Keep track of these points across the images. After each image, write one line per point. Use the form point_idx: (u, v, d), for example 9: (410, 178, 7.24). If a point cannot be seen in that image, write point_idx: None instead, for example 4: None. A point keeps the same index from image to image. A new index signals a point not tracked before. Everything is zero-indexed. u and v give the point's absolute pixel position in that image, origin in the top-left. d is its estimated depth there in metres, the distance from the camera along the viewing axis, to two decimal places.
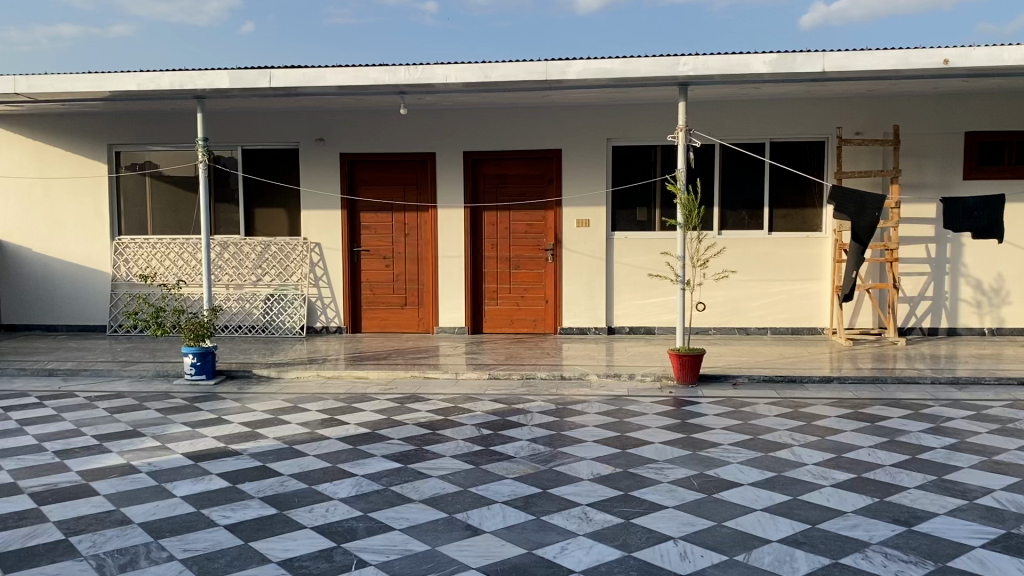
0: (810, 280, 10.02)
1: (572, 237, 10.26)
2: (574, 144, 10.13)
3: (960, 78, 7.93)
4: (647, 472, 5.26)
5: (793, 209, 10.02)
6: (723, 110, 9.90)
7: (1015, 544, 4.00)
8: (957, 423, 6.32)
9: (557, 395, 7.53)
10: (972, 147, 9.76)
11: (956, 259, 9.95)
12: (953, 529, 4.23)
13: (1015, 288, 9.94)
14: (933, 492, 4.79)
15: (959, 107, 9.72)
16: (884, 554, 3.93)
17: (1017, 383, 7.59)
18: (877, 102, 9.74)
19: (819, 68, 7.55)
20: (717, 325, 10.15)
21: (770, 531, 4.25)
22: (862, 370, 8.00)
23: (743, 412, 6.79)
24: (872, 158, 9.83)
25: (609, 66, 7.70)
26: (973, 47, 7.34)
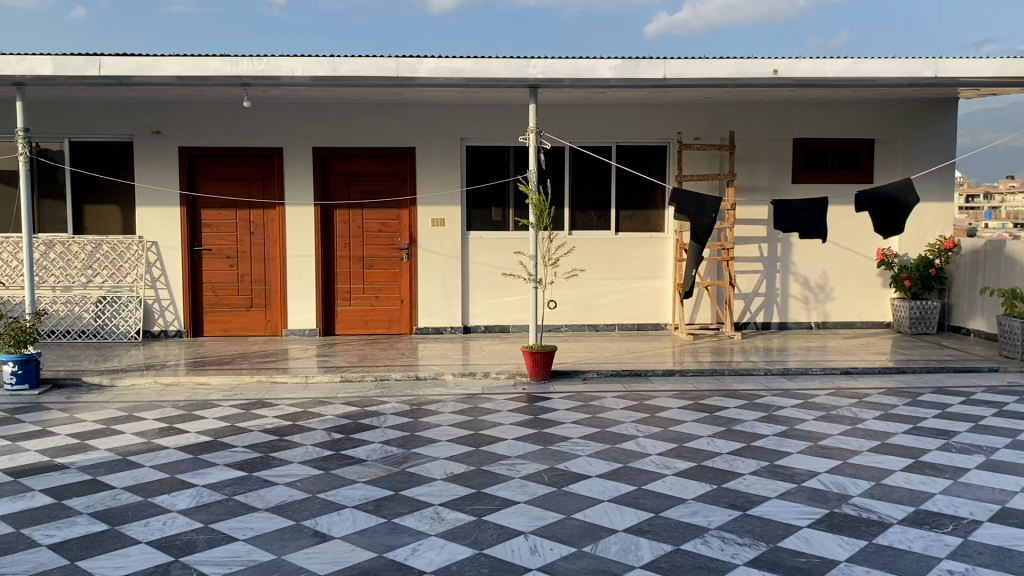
0: (654, 278, 10.42)
1: (426, 236, 10.20)
2: (427, 142, 10.09)
3: (787, 88, 8.45)
4: (499, 469, 5.30)
5: (638, 209, 10.38)
6: (572, 113, 10.12)
7: (837, 523, 4.30)
8: (787, 411, 6.74)
9: (410, 395, 7.47)
10: (799, 152, 10.44)
11: (786, 258, 10.61)
12: (783, 511, 4.50)
13: (838, 284, 10.71)
14: (766, 477, 5.08)
15: (787, 115, 10.37)
16: (721, 538, 4.12)
17: (839, 371, 8.17)
18: (714, 109, 10.25)
19: (660, 74, 7.83)
20: (569, 322, 10.38)
21: (616, 521, 4.38)
22: (703, 364, 8.39)
23: (592, 406, 6.98)
24: (710, 162, 10.33)
25: (460, 65, 7.71)
26: (798, 59, 7.84)
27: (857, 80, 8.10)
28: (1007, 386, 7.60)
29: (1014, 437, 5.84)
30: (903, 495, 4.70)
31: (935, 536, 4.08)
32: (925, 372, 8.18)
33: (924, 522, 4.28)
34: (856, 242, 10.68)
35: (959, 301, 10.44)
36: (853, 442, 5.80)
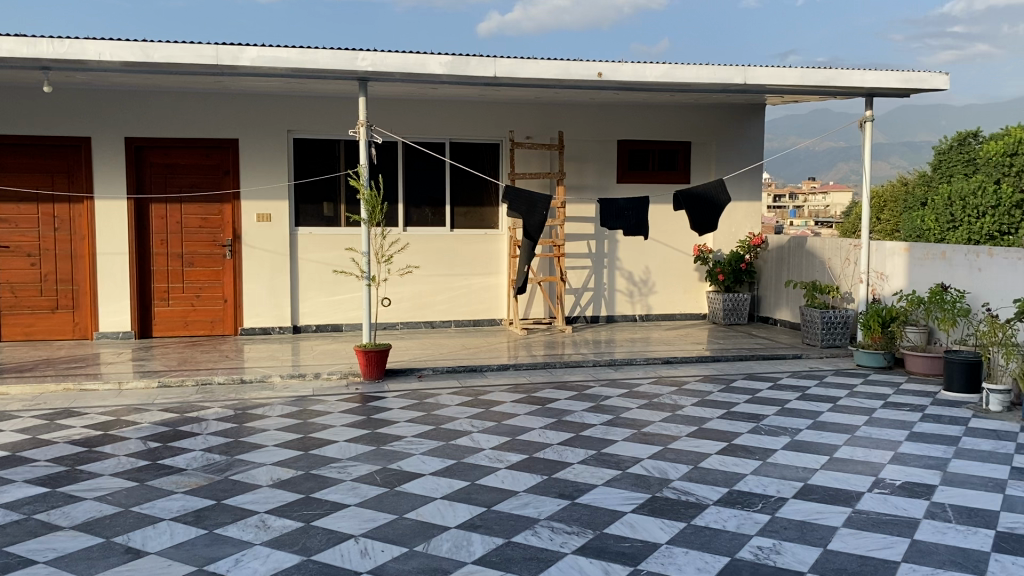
0: (488, 274, 10.51)
1: (252, 232, 9.80)
2: (252, 134, 9.69)
3: (612, 90, 8.75)
4: (329, 472, 5.16)
5: (472, 206, 10.43)
6: (404, 108, 10.01)
7: (659, 507, 4.49)
8: (614, 400, 6.99)
9: (235, 399, 7.14)
10: (624, 153, 10.85)
11: (613, 253, 11.00)
12: (609, 497, 4.65)
13: (660, 278, 11.23)
14: (593, 465, 5.23)
15: (613, 116, 10.74)
16: (551, 528, 4.20)
17: (661, 361, 8.56)
18: (544, 108, 10.45)
19: (491, 72, 7.90)
20: (403, 320, 10.28)
21: (448, 518, 4.37)
22: (535, 357, 8.55)
23: (425, 404, 6.94)
24: (540, 161, 10.53)
25: (285, 55, 7.45)
26: (621, 62, 8.13)
27: (675, 84, 8.50)
28: (808, 371, 8.24)
29: (814, 418, 6.33)
30: (718, 476, 4.98)
31: (746, 514, 4.35)
32: (738, 360, 8.72)
33: (737, 501, 4.55)
34: (676, 238, 11.24)
35: (768, 293, 11.24)
36: (673, 428, 6.09)
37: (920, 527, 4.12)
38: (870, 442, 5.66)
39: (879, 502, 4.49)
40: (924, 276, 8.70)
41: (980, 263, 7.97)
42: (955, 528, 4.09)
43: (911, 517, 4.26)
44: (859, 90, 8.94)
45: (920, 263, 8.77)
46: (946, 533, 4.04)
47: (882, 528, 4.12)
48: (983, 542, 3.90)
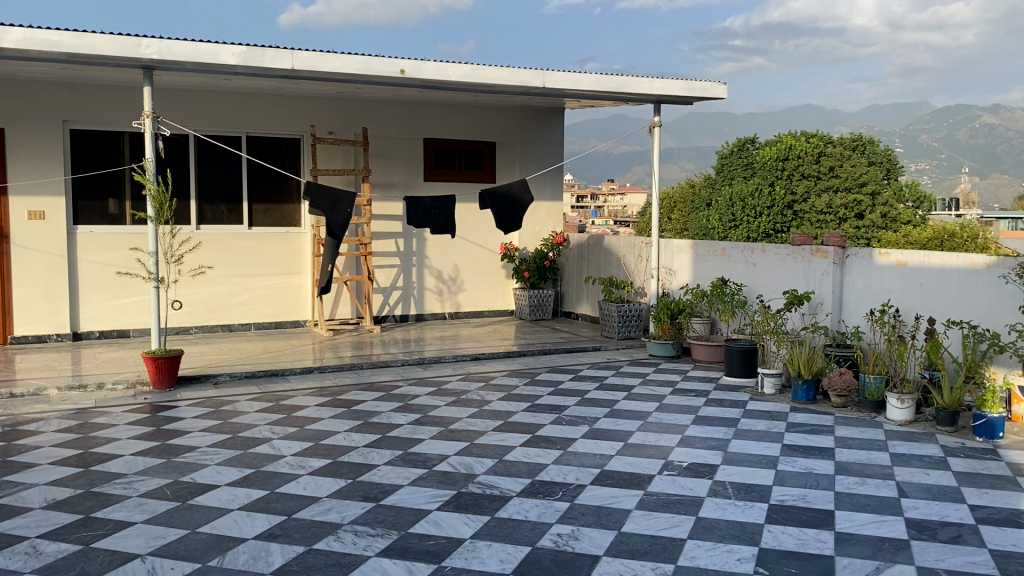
0: (290, 274, 10.19)
1: (23, 231, 8.94)
2: (21, 124, 8.82)
3: (415, 88, 8.72)
4: (113, 489, 4.78)
5: (271, 204, 10.06)
6: (196, 100, 9.47)
7: (464, 502, 4.53)
8: (422, 399, 6.98)
9: (4, 415, 6.47)
10: (428, 151, 10.86)
11: (420, 252, 10.98)
12: (414, 497, 4.63)
13: (467, 276, 11.36)
14: (399, 466, 5.19)
15: (417, 114, 10.72)
16: (354, 532, 4.13)
17: (469, 358, 8.64)
18: (346, 104, 10.25)
19: (288, 65, 7.64)
20: (198, 323, 9.74)
21: (246, 529, 4.18)
22: (342, 359, 8.38)
23: (223, 411, 6.61)
24: (343, 158, 10.31)
25: (57, 38, 6.81)
26: (424, 60, 8.12)
27: (478, 85, 8.61)
28: (606, 362, 8.62)
29: (612, 407, 6.63)
30: (522, 468, 5.10)
31: (547, 503, 4.48)
32: (542, 353, 8.97)
33: (539, 491, 4.67)
34: (481, 237, 11.42)
35: (570, 289, 11.67)
36: (480, 423, 6.17)
37: (704, 505, 4.41)
38: (661, 427, 5.99)
39: (668, 484, 4.77)
40: (707, 271, 9.36)
41: (754, 258, 8.67)
42: (734, 504, 4.41)
43: (696, 495, 4.56)
44: (648, 97, 9.45)
45: (703, 259, 9.41)
46: (726, 509, 4.35)
47: (670, 508, 4.37)
48: (758, 515, 4.24)
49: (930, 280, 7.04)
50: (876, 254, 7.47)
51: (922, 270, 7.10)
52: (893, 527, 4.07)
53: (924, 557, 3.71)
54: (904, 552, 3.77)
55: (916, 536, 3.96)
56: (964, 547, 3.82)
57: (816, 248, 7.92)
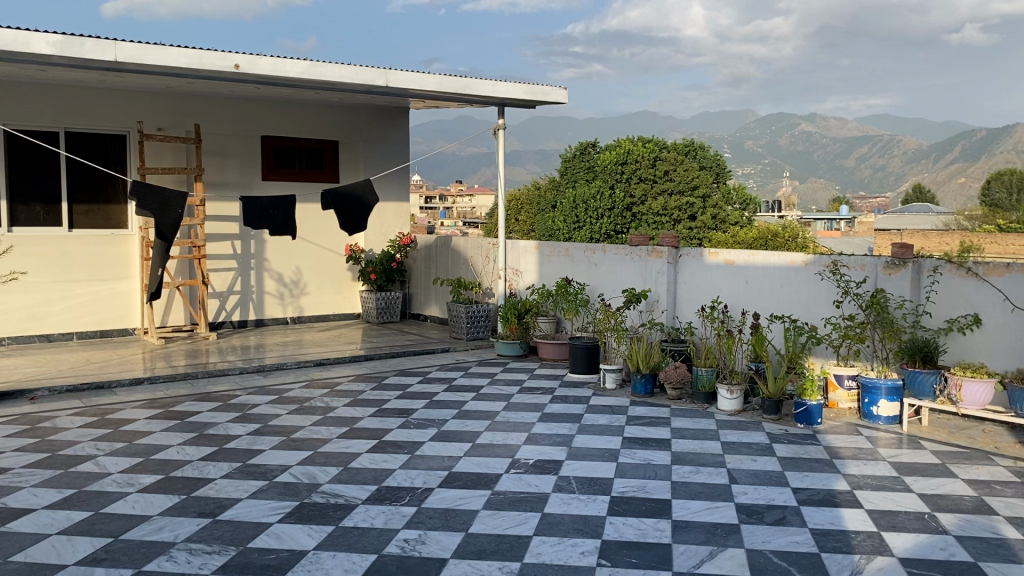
0: (117, 280, 9.57)
1: None
2: None
3: (251, 84, 8.41)
4: None
5: (95, 204, 9.43)
6: (5, 90, 8.70)
7: (307, 513, 4.39)
8: (261, 408, 6.72)
9: None
10: (267, 150, 10.49)
11: (259, 255, 10.59)
12: (254, 510, 4.44)
13: (310, 279, 11.06)
14: (237, 478, 4.97)
15: (254, 111, 10.34)
16: (188, 550, 3.91)
17: (312, 363, 8.41)
18: (177, 99, 9.73)
19: (110, 56, 7.17)
20: (11, 334, 8.97)
21: (66, 555, 3.87)
22: (175, 368, 7.94)
23: (40, 429, 6.10)
24: (175, 155, 9.79)
25: None
26: (259, 56, 7.85)
27: (317, 82, 8.39)
28: (454, 363, 8.61)
29: (459, 408, 6.63)
30: (367, 475, 5.00)
31: (393, 509, 4.41)
32: (389, 357, 8.86)
33: (385, 498, 4.59)
34: (324, 238, 11.17)
35: (417, 290, 11.61)
36: (323, 431, 6.01)
37: (549, 501, 4.48)
38: (508, 426, 6.05)
39: (514, 482, 4.81)
40: (551, 271, 9.55)
41: (595, 259, 8.93)
42: (578, 498, 4.51)
43: (541, 492, 4.62)
44: (491, 99, 9.53)
45: (547, 260, 9.60)
46: (570, 504, 4.43)
47: (516, 506, 4.41)
48: (600, 508, 4.35)
49: (755, 277, 7.48)
50: (706, 253, 7.87)
51: (748, 269, 7.53)
52: (724, 512, 4.28)
53: (753, 539, 3.93)
54: (735, 535, 3.97)
55: (746, 519, 4.19)
56: (787, 528, 4.07)
57: (651, 248, 8.25)
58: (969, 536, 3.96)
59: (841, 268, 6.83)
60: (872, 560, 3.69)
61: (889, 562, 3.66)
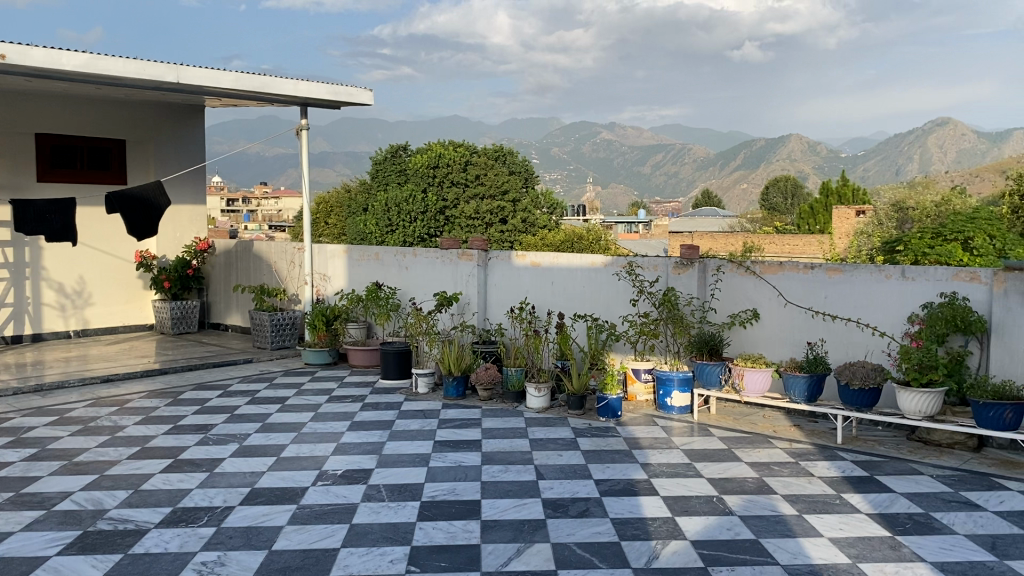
0: None
1: None
2: None
3: (22, 76, 7.66)
4: None
5: None
6: None
7: (91, 542, 4.05)
8: (39, 431, 6.14)
9: None
10: (42, 148, 9.60)
11: (36, 264, 9.68)
12: (29, 544, 4.04)
13: (95, 289, 10.27)
14: (10, 510, 4.50)
15: (27, 107, 9.43)
16: None
17: (99, 380, 7.79)
18: None
19: None
20: None
21: None
22: None
23: None
24: None
25: None
26: (30, 46, 7.15)
27: (99, 76, 7.78)
28: (258, 374, 8.28)
29: (263, 421, 6.37)
30: (161, 497, 4.69)
31: (190, 531, 4.16)
32: (187, 370, 8.37)
33: (181, 520, 4.32)
34: (110, 244, 10.41)
35: (217, 298, 11.08)
36: (111, 452, 5.57)
37: (357, 511, 4.39)
38: (315, 437, 5.88)
39: (321, 494, 4.67)
40: (360, 276, 9.41)
41: (406, 262, 8.88)
42: (387, 506, 4.45)
43: (350, 503, 4.52)
44: (292, 100, 9.25)
45: (356, 264, 9.45)
46: (379, 512, 4.36)
47: (323, 518, 4.29)
48: (409, 514, 4.32)
49: (559, 279, 7.74)
50: (513, 256, 8.03)
51: (553, 270, 7.77)
52: (531, 509, 4.38)
53: (558, 533, 4.03)
54: (541, 531, 4.06)
55: (551, 514, 4.30)
56: (590, 519, 4.22)
57: (461, 251, 8.31)
58: (751, 515, 4.28)
59: (636, 268, 7.20)
60: (667, 545, 3.89)
61: (682, 545, 3.88)
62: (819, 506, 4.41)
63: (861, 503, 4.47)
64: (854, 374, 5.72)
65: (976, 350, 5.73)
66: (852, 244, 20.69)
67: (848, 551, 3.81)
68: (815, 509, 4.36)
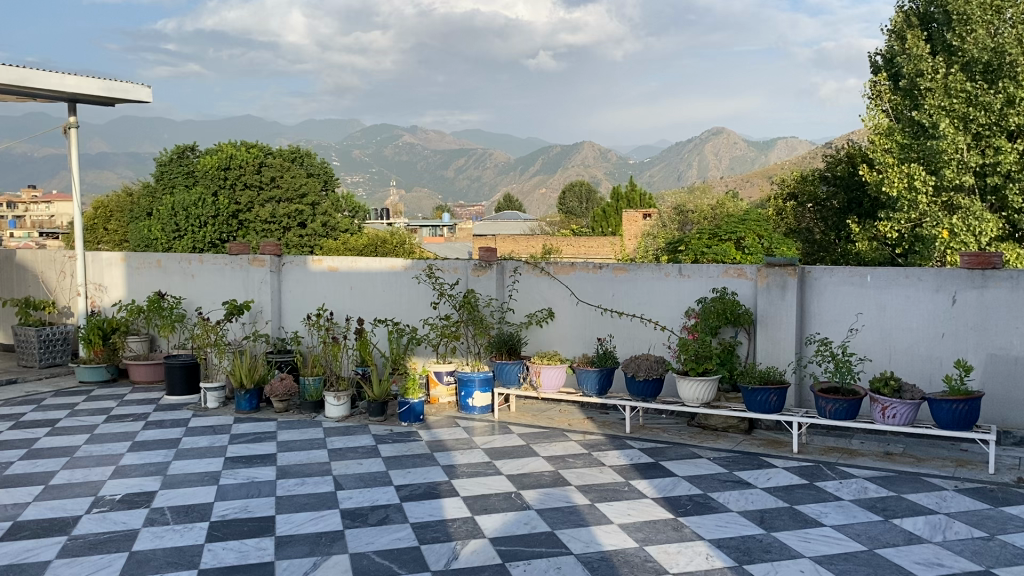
0: None
1: None
2: None
3: None
4: None
5: None
6: None
7: None
8: None
9: None
10: None
11: None
12: None
13: None
14: None
15: None
16: None
17: None
18: None
19: None
20: None
21: None
22: None
23: None
24: None
25: None
26: None
27: None
28: (25, 396, 7.51)
29: (30, 447, 5.79)
30: None
31: None
32: None
33: None
34: None
35: None
36: None
37: (138, 538, 4.08)
38: (90, 461, 5.43)
39: (97, 522, 4.31)
40: (141, 285, 8.82)
41: (192, 269, 8.42)
42: (172, 529, 4.18)
43: (129, 529, 4.21)
44: (59, 95, 8.50)
45: (136, 272, 8.86)
46: (164, 537, 4.09)
47: (98, 549, 3.95)
48: (196, 536, 4.08)
49: (357, 283, 7.63)
50: (308, 261, 7.83)
51: (350, 275, 7.66)
52: (328, 520, 4.27)
53: (357, 542, 3.96)
54: (339, 542, 3.97)
55: (349, 524, 4.21)
56: (390, 526, 4.18)
57: (252, 257, 7.97)
58: (547, 507, 4.40)
59: (435, 271, 7.23)
60: (466, 544, 3.92)
61: (481, 544, 3.92)
62: (610, 494, 4.61)
63: (648, 488, 4.73)
64: (639, 367, 6.04)
65: (744, 341, 6.25)
66: (640, 244, 22.03)
67: (636, 535, 4.01)
68: (605, 497, 4.55)
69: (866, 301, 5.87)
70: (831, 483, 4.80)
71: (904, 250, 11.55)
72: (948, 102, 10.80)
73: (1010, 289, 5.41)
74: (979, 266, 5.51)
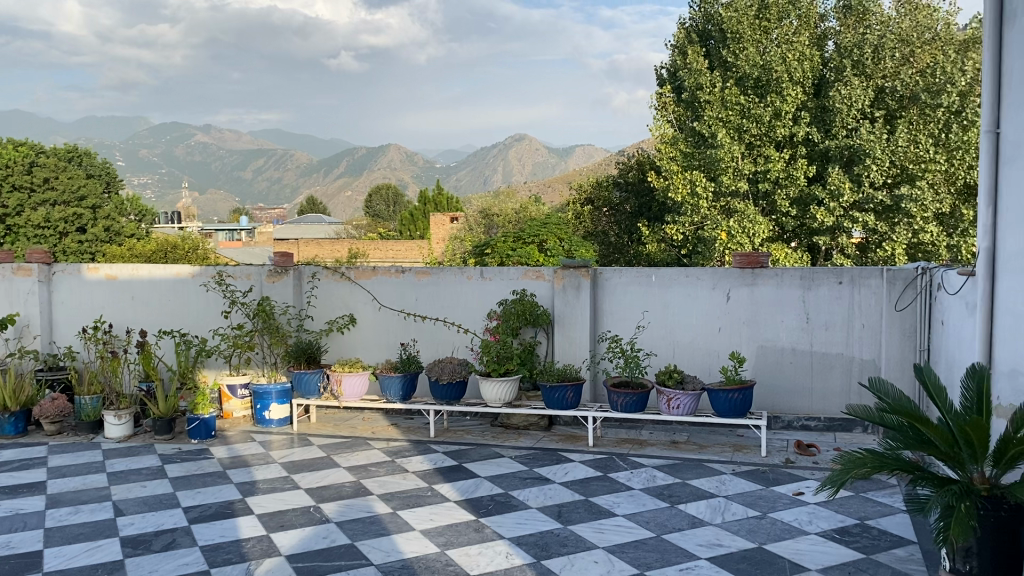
0: None
1: None
2: None
3: None
4: None
5: None
6: None
7: None
8: None
9: None
10: None
11: None
12: None
13: None
14: None
15: None
16: None
17: None
18: None
19: None
20: None
21: None
22: None
23: None
24: None
25: None
26: None
27: None
28: None
29: None
30: None
31: None
32: None
33: None
34: None
35: None
36: None
37: None
38: None
39: None
40: None
41: None
42: None
43: None
44: None
45: None
46: None
47: None
48: None
49: (140, 292, 7.14)
50: (84, 268, 7.24)
51: (132, 283, 7.16)
52: (105, 550, 3.94)
53: (138, 572, 3.69)
54: (118, 573, 3.68)
55: (131, 552, 3.91)
56: (176, 551, 3.92)
57: (16, 265, 7.26)
58: (347, 519, 4.31)
59: (226, 278, 6.91)
60: (260, 563, 3.75)
61: (277, 562, 3.77)
62: (412, 500, 4.58)
63: (450, 491, 4.74)
64: (442, 371, 6.05)
65: (543, 340, 6.40)
66: (448, 249, 22.09)
67: (437, 539, 4.01)
68: (408, 504, 4.52)
69: (651, 299, 6.20)
70: (623, 473, 5.03)
71: (689, 251, 12.35)
72: (724, 114, 11.63)
73: (776, 287, 5.93)
74: (749, 265, 6.00)
